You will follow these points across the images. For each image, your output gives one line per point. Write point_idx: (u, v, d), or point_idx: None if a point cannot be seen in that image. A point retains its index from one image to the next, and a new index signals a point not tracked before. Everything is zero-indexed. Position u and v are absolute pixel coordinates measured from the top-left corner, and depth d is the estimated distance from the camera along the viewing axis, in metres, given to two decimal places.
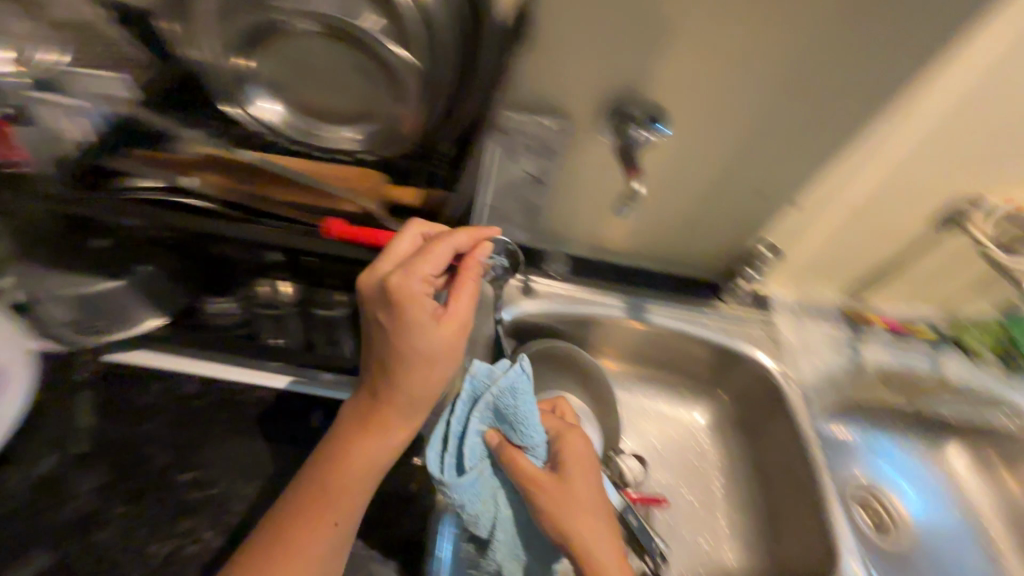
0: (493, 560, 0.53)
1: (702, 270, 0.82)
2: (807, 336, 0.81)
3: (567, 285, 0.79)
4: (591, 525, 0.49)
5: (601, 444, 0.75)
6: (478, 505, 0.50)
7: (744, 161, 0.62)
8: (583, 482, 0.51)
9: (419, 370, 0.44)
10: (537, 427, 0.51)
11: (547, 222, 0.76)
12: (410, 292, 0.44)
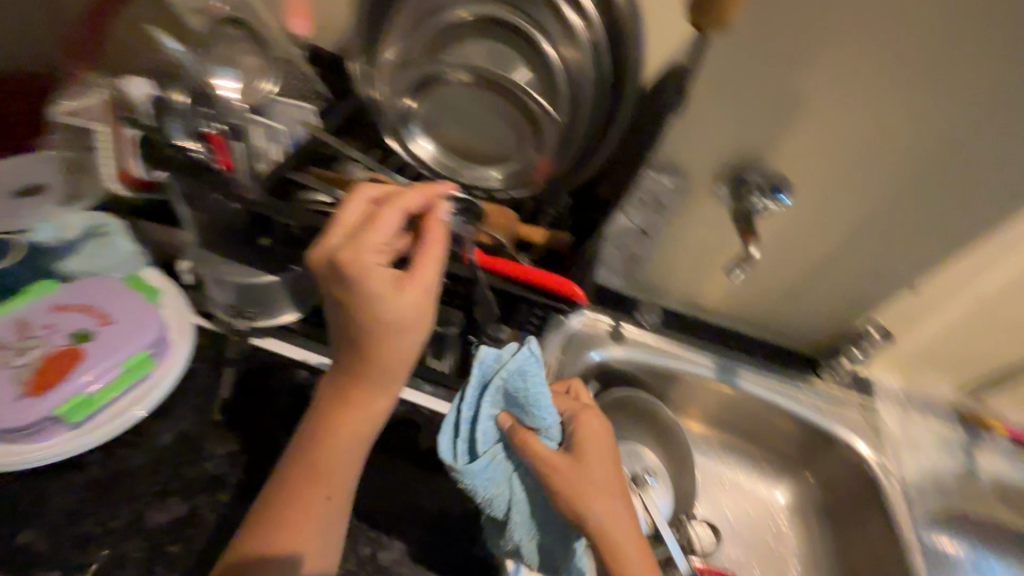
0: (510, 543, 0.48)
1: (800, 343, 0.80)
2: (912, 430, 0.75)
3: (656, 336, 0.78)
4: (611, 506, 0.48)
5: (671, 506, 0.73)
6: (494, 487, 0.48)
7: (864, 237, 0.61)
8: (601, 465, 0.50)
9: (386, 340, 0.42)
10: (550, 406, 0.51)
11: (646, 274, 0.78)
12: (362, 264, 0.41)
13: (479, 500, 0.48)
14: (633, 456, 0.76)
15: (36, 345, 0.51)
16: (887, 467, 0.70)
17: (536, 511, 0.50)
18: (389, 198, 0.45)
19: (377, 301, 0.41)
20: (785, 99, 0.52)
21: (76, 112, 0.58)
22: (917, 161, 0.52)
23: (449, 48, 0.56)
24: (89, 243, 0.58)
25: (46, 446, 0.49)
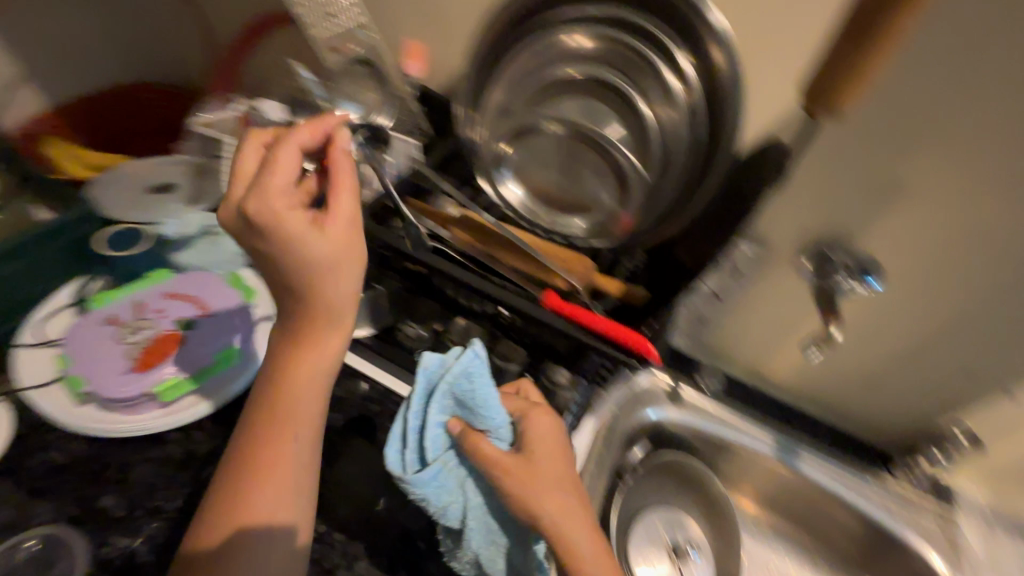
0: (469, 551, 0.48)
1: (873, 435, 0.75)
2: (1001, 558, 0.65)
3: (718, 406, 0.74)
4: (568, 511, 0.47)
5: None
6: (446, 496, 0.48)
7: (959, 332, 0.57)
8: (552, 467, 0.49)
9: (317, 277, 0.42)
10: (497, 406, 0.50)
11: (712, 335, 0.77)
12: (272, 208, 0.41)
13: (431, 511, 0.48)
14: (678, 526, 0.77)
15: (145, 326, 0.57)
16: None
17: (492, 517, 0.49)
18: (279, 141, 0.44)
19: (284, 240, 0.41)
20: (886, 182, 0.51)
21: (211, 122, 0.64)
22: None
23: (552, 101, 0.59)
24: (203, 240, 0.64)
25: (126, 421, 0.53)
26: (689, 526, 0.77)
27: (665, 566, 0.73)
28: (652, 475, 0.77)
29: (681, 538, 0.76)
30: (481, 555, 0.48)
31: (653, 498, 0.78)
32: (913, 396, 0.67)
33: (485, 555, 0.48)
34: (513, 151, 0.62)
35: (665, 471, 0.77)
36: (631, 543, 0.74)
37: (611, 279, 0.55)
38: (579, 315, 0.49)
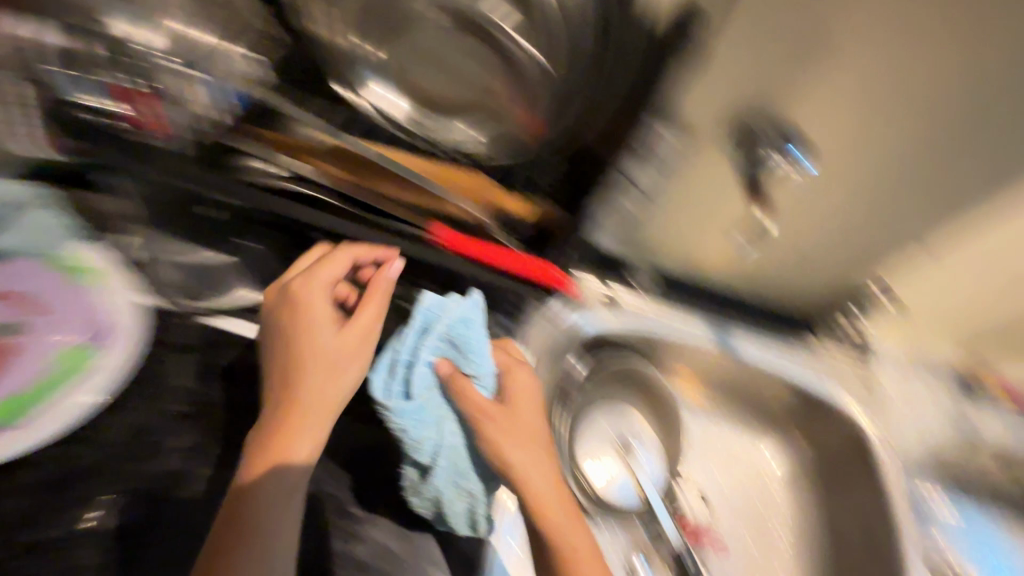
0: (433, 488, 0.50)
1: (798, 305, 0.82)
2: (908, 391, 0.80)
3: (648, 302, 0.76)
4: (530, 462, 0.53)
5: (663, 470, 0.76)
6: (425, 431, 0.50)
7: (872, 205, 0.59)
8: (525, 414, 0.55)
9: (325, 376, 0.49)
10: (486, 356, 0.54)
11: (644, 234, 0.73)
12: (311, 292, 0.51)
13: (408, 441, 0.49)
14: (623, 420, 0.79)
15: None
16: (882, 436, 0.74)
17: (465, 464, 0.52)
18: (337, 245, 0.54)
19: (322, 340, 0.49)
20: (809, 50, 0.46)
21: None
22: (949, 132, 0.48)
23: None
24: (25, 216, 0.50)
25: None
26: (634, 418, 0.79)
27: (609, 456, 0.75)
28: (598, 380, 0.76)
29: (622, 428, 0.78)
30: (448, 495, 0.50)
31: (600, 396, 0.78)
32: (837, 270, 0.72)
33: (453, 497, 0.50)
34: (386, 54, 0.55)
35: (609, 374, 0.77)
36: (577, 440, 0.74)
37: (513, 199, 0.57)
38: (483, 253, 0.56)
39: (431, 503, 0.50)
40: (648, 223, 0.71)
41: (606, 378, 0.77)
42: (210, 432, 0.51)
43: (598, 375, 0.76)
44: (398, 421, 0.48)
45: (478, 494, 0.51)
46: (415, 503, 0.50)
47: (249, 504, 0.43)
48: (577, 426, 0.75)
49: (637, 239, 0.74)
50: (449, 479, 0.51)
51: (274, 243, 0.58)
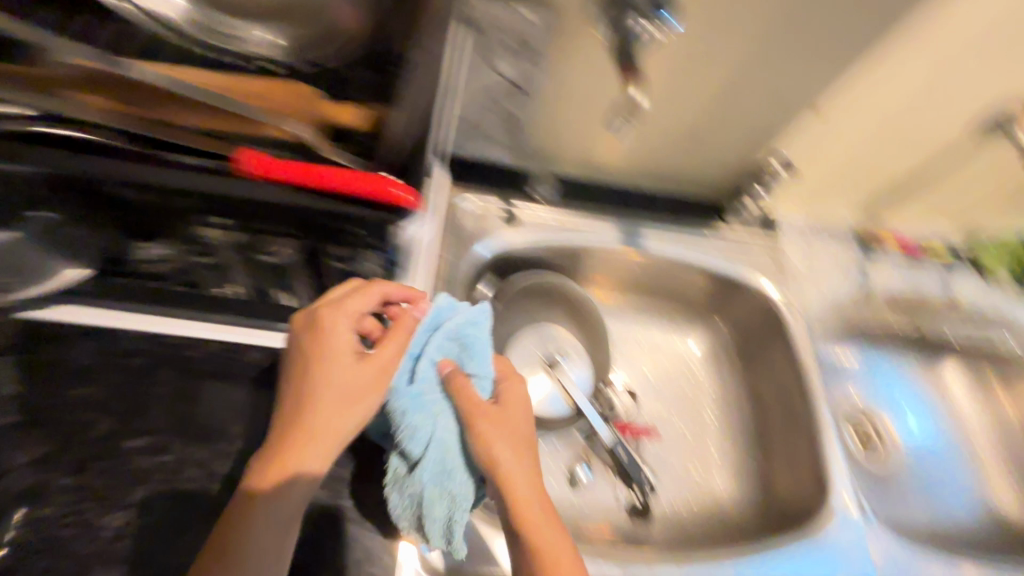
0: (417, 483, 0.46)
1: (704, 192, 0.81)
2: (813, 259, 0.81)
3: (552, 213, 0.73)
4: (520, 473, 0.48)
5: (591, 377, 0.77)
6: (421, 420, 0.48)
7: (744, 65, 0.57)
8: (521, 421, 0.52)
9: (342, 403, 0.45)
10: (488, 358, 0.53)
11: (533, 141, 0.69)
12: (335, 320, 0.46)
13: (404, 430, 0.47)
14: (548, 339, 0.78)
15: None
16: (788, 300, 0.77)
17: (456, 469, 0.48)
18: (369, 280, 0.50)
19: (335, 376, 0.45)
20: None
21: None
22: None
23: None
24: None
25: None
26: (558, 335, 0.78)
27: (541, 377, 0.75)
28: (513, 300, 0.74)
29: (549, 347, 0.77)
30: (429, 498, 0.46)
31: (519, 316, 0.76)
32: (730, 150, 0.71)
33: (433, 500, 0.46)
34: None
35: (524, 293, 0.74)
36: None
37: (343, 108, 0.48)
38: (309, 177, 0.45)
39: (411, 505, 0.46)
40: (529, 129, 0.67)
41: (521, 297, 0.75)
42: (68, 434, 0.46)
43: (512, 294, 0.73)
44: (398, 407, 0.48)
45: (460, 498, 0.48)
46: (392, 501, 0.47)
47: (246, 519, 0.41)
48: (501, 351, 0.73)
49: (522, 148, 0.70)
50: (433, 476, 0.47)
51: (78, 213, 0.47)
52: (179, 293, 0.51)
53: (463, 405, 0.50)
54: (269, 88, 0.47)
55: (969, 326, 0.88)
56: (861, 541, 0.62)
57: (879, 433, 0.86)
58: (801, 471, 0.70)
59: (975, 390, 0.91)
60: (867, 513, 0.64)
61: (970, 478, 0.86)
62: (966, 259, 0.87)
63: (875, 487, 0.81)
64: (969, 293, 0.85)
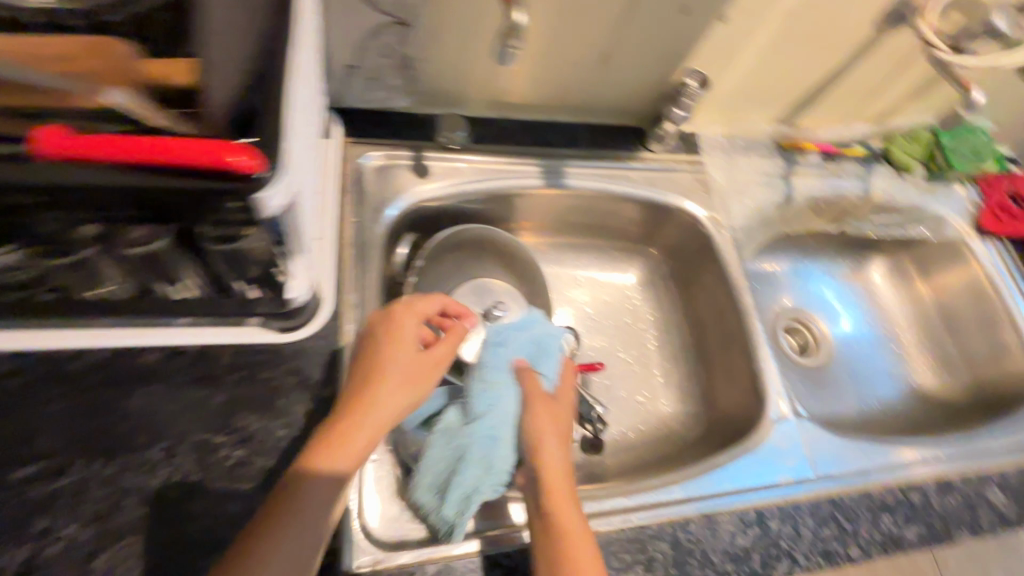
0: (469, 436, 0.54)
1: (624, 118, 0.77)
2: (738, 175, 0.80)
3: (466, 159, 0.68)
4: (558, 466, 0.53)
5: None
6: (493, 384, 0.58)
7: None
8: (565, 418, 0.59)
9: (402, 382, 0.48)
10: (556, 363, 0.63)
11: (430, 81, 0.63)
12: (401, 317, 0.51)
13: (479, 384, 0.58)
14: (484, 292, 0.77)
15: None
16: (714, 217, 0.77)
17: (500, 442, 0.55)
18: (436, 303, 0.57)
19: (393, 358, 0.49)
20: None
21: None
22: None
23: None
24: None
25: None
26: (494, 286, 0.78)
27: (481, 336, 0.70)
28: (437, 255, 0.71)
29: (485, 300, 0.76)
30: (469, 451, 0.54)
31: (448, 271, 0.74)
32: (642, 68, 0.67)
33: (471, 457, 0.53)
34: None
35: (449, 247, 0.72)
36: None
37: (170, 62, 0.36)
38: (160, 156, 0.30)
39: (452, 454, 0.54)
40: (422, 66, 0.61)
41: (446, 251, 0.72)
42: None
43: (434, 250, 0.70)
44: (483, 366, 0.60)
45: (495, 468, 0.53)
46: (439, 448, 0.54)
47: (292, 497, 0.42)
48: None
49: (418, 88, 0.64)
50: (482, 437, 0.54)
51: None
52: (42, 305, 0.43)
53: (527, 390, 0.58)
54: (66, 43, 0.34)
55: (887, 220, 0.91)
56: (795, 439, 0.64)
57: (814, 334, 0.93)
58: (738, 383, 0.71)
59: (895, 281, 0.97)
60: (798, 411, 0.66)
61: (895, 361, 0.93)
62: (883, 156, 0.89)
63: (809, 380, 0.88)
64: (886, 188, 0.87)
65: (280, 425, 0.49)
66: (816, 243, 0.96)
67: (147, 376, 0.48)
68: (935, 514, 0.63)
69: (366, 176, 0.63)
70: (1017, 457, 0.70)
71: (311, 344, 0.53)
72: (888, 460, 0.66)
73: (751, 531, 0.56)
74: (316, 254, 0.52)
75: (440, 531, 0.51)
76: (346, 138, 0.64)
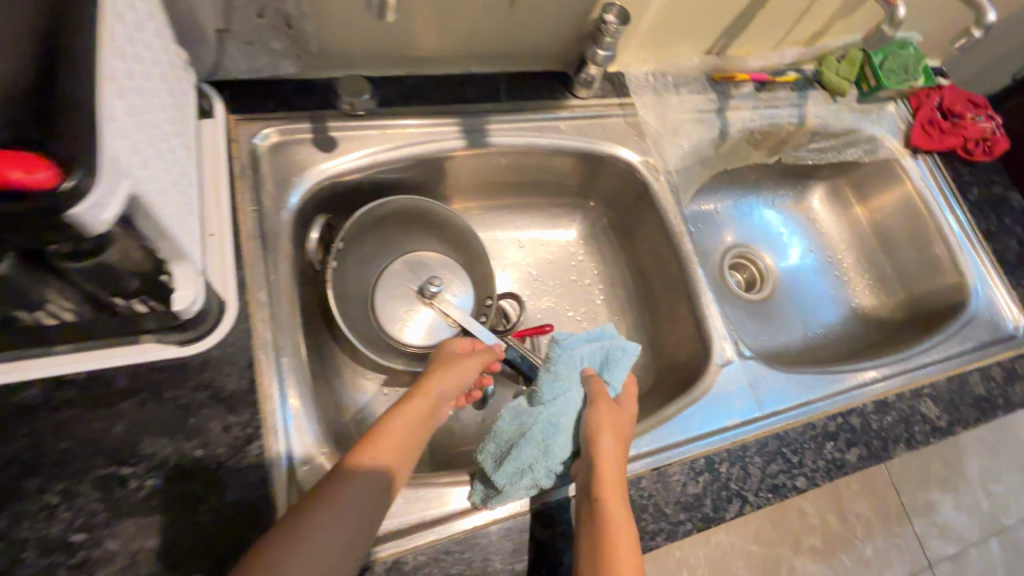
0: (530, 422, 0.56)
1: (545, 64, 0.71)
2: (671, 115, 0.76)
3: (375, 125, 0.62)
4: (614, 455, 0.52)
5: (474, 296, 0.73)
6: (558, 379, 0.59)
7: None
8: (627, 419, 0.57)
9: (436, 375, 0.56)
10: (623, 371, 0.61)
11: (318, 40, 0.56)
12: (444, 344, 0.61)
13: (547, 374, 0.59)
14: (420, 267, 0.73)
15: None
16: (649, 162, 0.73)
17: (562, 430, 0.56)
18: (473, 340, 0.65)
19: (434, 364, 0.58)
20: None
21: None
22: None
23: None
24: None
25: None
26: (429, 260, 0.74)
27: (425, 313, 0.71)
28: (360, 235, 0.66)
29: (423, 275, 0.72)
30: (530, 429, 0.55)
31: (377, 250, 0.70)
32: (557, 5, 0.60)
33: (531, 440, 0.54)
34: None
35: (372, 224, 0.67)
36: (376, 308, 0.69)
37: None
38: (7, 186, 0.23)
39: (516, 431, 0.55)
40: (305, 24, 0.53)
41: (369, 229, 0.67)
42: None
43: (355, 230, 0.64)
44: (551, 355, 0.60)
45: (549, 458, 0.54)
46: (504, 426, 0.56)
47: (327, 493, 0.42)
48: (368, 293, 0.69)
49: (306, 49, 0.57)
50: (540, 427, 0.55)
51: None
52: None
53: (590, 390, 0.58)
54: None
55: (824, 146, 0.90)
56: (740, 380, 0.65)
57: (758, 267, 0.94)
58: (684, 330, 0.71)
59: (834, 206, 0.98)
60: (742, 352, 0.66)
61: (836, 285, 0.95)
62: (815, 79, 0.86)
63: (757, 314, 0.89)
64: (820, 113, 0.85)
65: (195, 445, 0.45)
66: (756, 176, 0.95)
67: (25, 414, 0.43)
68: (874, 434, 0.65)
69: (261, 157, 0.57)
70: (948, 367, 0.73)
71: (220, 353, 0.48)
72: (829, 388, 0.67)
73: (702, 478, 0.57)
74: (200, 253, 0.46)
75: (488, 496, 0.51)
76: (230, 115, 0.56)
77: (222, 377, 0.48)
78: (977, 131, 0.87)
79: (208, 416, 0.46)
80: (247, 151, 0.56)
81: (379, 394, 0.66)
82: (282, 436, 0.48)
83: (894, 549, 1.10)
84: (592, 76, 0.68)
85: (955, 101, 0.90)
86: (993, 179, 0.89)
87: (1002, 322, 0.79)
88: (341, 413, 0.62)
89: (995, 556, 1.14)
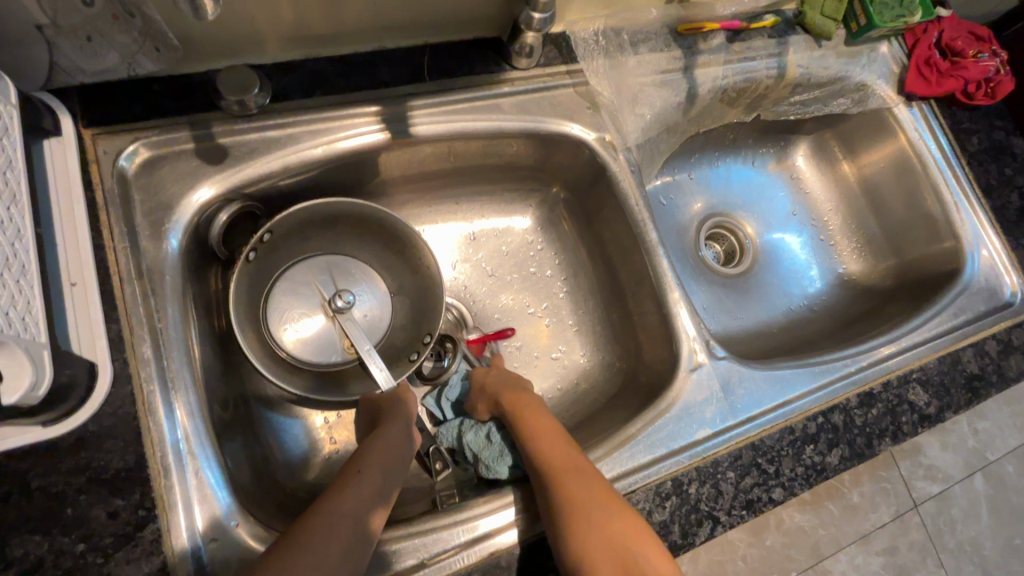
0: (482, 447, 0.57)
1: (475, 30, 0.60)
2: (628, 80, 0.66)
3: (269, 124, 0.52)
4: (528, 409, 0.55)
5: (376, 335, 0.61)
6: (452, 431, 0.60)
7: None
8: (504, 377, 0.60)
9: (390, 430, 0.51)
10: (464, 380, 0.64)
11: (172, 27, 0.45)
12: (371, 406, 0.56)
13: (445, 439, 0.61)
14: (339, 270, 0.62)
15: None
16: (605, 140, 0.64)
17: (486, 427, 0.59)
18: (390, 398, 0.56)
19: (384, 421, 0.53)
20: None
21: None
22: None
23: None
24: None
25: None
26: (357, 271, 0.63)
27: (321, 321, 0.59)
28: (282, 244, 0.57)
29: (343, 285, 0.61)
30: (481, 453, 0.56)
31: (326, 243, 0.61)
32: None
33: (489, 456, 0.56)
34: None
35: (290, 235, 0.56)
36: (271, 305, 0.57)
37: None
38: None
39: (487, 455, 0.56)
40: (148, 9, 0.43)
41: (288, 237, 0.57)
42: None
43: (289, 228, 0.55)
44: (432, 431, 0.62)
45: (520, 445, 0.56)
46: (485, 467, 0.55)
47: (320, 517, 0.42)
48: (270, 285, 0.58)
49: (167, 40, 0.46)
50: (487, 443, 0.57)
51: None
52: None
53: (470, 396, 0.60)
54: None
55: (806, 98, 0.79)
56: (711, 387, 0.59)
57: (738, 237, 0.86)
58: (651, 328, 0.64)
59: (823, 163, 0.89)
60: (714, 353, 0.60)
61: (821, 250, 0.87)
62: (795, 21, 0.75)
63: (737, 290, 0.82)
64: (801, 61, 0.74)
65: (75, 539, 0.39)
66: (734, 135, 0.85)
67: None
68: (857, 431, 0.60)
69: (134, 179, 0.48)
70: (939, 342, 0.68)
71: (98, 425, 0.42)
72: (809, 383, 0.62)
73: (669, 502, 0.52)
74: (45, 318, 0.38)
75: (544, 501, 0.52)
76: (84, 130, 0.47)
77: (102, 454, 0.41)
78: (980, 70, 0.76)
79: (89, 503, 0.40)
80: (109, 173, 0.47)
81: (318, 423, 0.60)
82: (184, 504, 0.42)
83: (879, 492, 1.09)
84: (530, 45, 0.59)
85: (956, 37, 0.78)
86: (995, 124, 0.80)
87: (998, 290, 0.73)
88: (272, 451, 0.56)
89: (979, 491, 1.13)
